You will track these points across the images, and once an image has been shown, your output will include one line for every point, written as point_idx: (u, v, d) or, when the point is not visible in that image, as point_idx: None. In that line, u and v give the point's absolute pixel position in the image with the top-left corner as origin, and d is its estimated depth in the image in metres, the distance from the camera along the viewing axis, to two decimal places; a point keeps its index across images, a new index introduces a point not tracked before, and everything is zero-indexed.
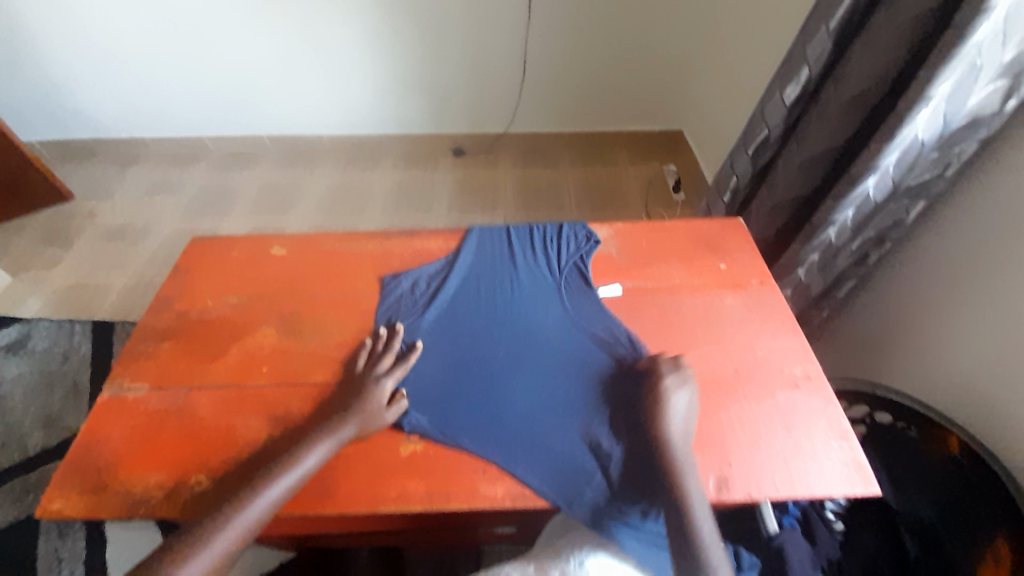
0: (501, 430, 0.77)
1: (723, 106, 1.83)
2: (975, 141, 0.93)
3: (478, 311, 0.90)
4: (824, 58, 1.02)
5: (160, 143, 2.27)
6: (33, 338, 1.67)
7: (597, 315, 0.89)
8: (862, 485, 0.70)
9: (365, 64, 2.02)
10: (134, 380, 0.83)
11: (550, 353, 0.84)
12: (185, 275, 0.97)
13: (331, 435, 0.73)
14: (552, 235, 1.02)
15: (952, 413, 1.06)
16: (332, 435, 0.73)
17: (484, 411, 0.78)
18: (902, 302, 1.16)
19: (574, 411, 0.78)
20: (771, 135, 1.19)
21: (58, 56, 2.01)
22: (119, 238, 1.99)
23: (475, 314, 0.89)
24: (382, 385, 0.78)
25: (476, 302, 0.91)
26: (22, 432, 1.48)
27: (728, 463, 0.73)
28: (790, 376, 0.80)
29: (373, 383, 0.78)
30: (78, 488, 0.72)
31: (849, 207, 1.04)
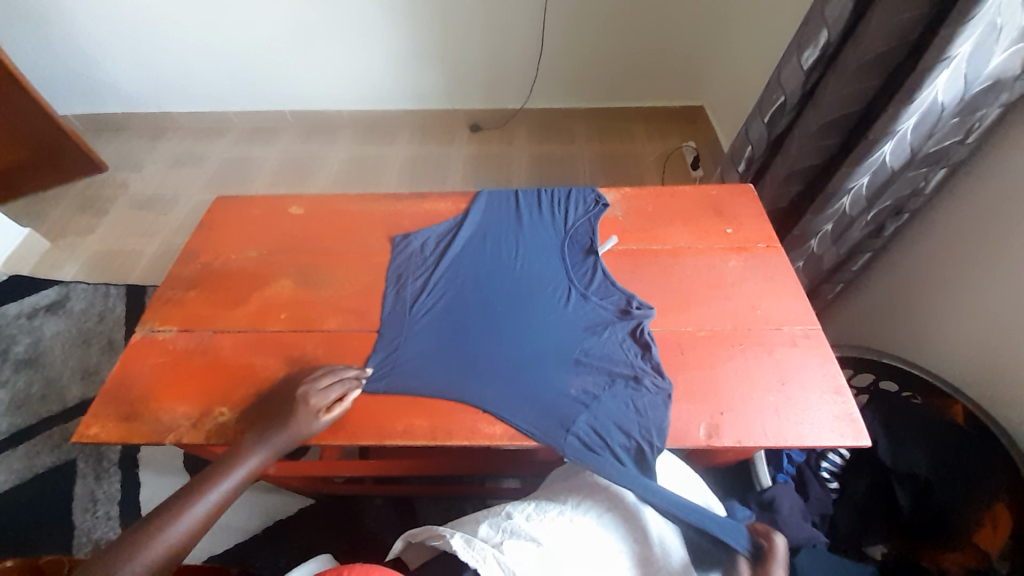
0: (494, 376, 0.80)
1: (744, 78, 1.79)
2: (998, 106, 0.89)
3: (481, 269, 0.93)
4: (843, 20, 1.00)
5: (186, 117, 2.35)
6: (71, 299, 1.77)
7: (594, 276, 0.91)
8: (853, 437, 0.72)
9: (383, 38, 2.03)
10: (162, 323, 0.89)
11: (546, 309, 0.87)
12: (210, 230, 1.02)
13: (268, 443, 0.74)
14: (559, 198, 1.03)
15: (962, 384, 1.06)
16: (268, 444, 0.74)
17: (480, 358, 0.82)
18: (917, 275, 1.14)
19: (565, 361, 0.81)
20: (788, 101, 1.17)
21: (89, 31, 2.07)
22: (149, 207, 2.08)
23: (478, 271, 0.93)
24: (325, 395, 0.76)
25: (478, 259, 0.94)
26: (62, 385, 1.59)
27: (720, 412, 0.75)
28: (790, 334, 0.82)
29: (314, 394, 0.76)
30: (114, 416, 0.79)
31: (864, 174, 1.02)
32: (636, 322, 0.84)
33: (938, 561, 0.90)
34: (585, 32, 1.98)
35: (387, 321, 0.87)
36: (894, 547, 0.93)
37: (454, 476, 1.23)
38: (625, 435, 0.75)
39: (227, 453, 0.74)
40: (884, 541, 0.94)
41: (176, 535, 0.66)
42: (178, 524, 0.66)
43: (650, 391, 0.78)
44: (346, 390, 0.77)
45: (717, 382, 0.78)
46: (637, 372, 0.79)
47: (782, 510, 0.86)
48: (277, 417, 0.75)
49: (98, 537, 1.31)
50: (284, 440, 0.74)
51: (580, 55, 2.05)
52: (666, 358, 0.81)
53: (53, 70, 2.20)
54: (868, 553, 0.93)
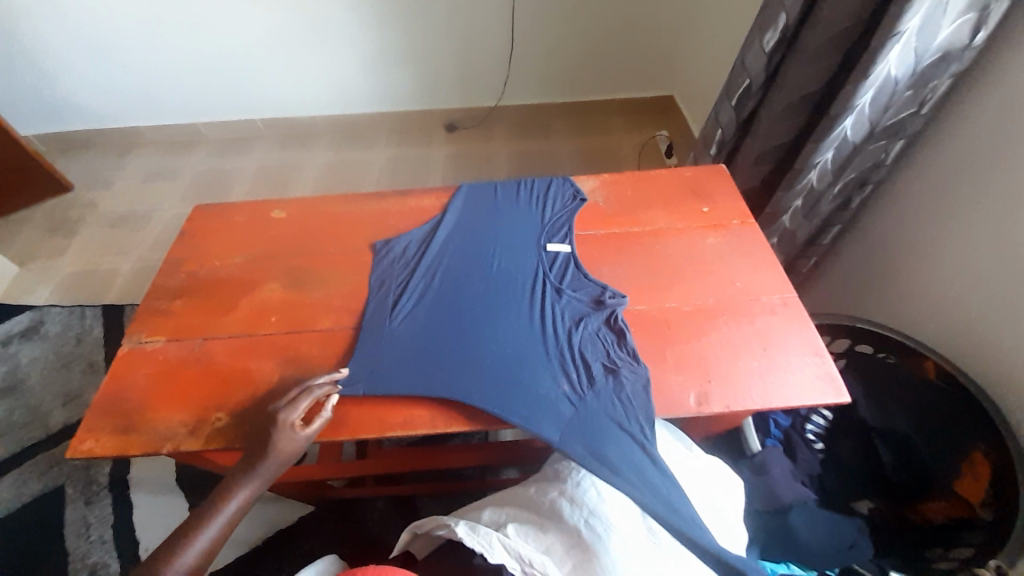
0: (477, 376, 0.79)
1: (712, 65, 1.84)
2: (948, 78, 0.95)
3: (458, 271, 0.92)
4: (800, 3, 1.04)
5: (155, 130, 2.30)
6: (46, 323, 1.73)
7: (569, 271, 0.91)
8: (833, 394, 0.76)
9: (354, 41, 2.02)
10: (151, 334, 0.88)
11: (525, 305, 0.87)
12: (192, 240, 1.01)
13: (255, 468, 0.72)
14: (535, 196, 1.04)
15: (933, 344, 1.11)
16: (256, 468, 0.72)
17: (462, 359, 0.80)
18: (884, 243, 1.19)
19: (546, 357, 0.80)
20: (754, 84, 1.21)
21: (47, 47, 2.01)
22: (122, 224, 2.03)
23: (456, 273, 0.92)
24: (296, 408, 0.74)
25: (455, 262, 0.93)
26: (43, 411, 1.55)
27: (708, 380, 0.78)
28: (769, 304, 0.85)
29: (285, 410, 0.74)
30: (109, 429, 0.78)
31: (828, 150, 1.06)
32: (610, 311, 0.85)
33: (924, 514, 0.95)
34: (555, 26, 2.01)
35: (370, 326, 0.86)
36: (880, 503, 0.99)
37: (453, 472, 1.25)
38: (612, 426, 0.74)
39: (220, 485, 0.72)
40: (868, 497, 0.99)
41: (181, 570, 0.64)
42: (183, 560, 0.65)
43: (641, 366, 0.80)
44: (317, 396, 0.75)
45: (703, 352, 0.81)
46: (615, 363, 0.80)
47: (772, 473, 0.91)
48: (259, 440, 0.74)
49: (94, 561, 1.28)
50: (269, 459, 0.72)
51: (551, 49, 2.08)
52: (653, 335, 0.84)
53: (11, 88, 2.13)
54: (856, 509, 0.98)
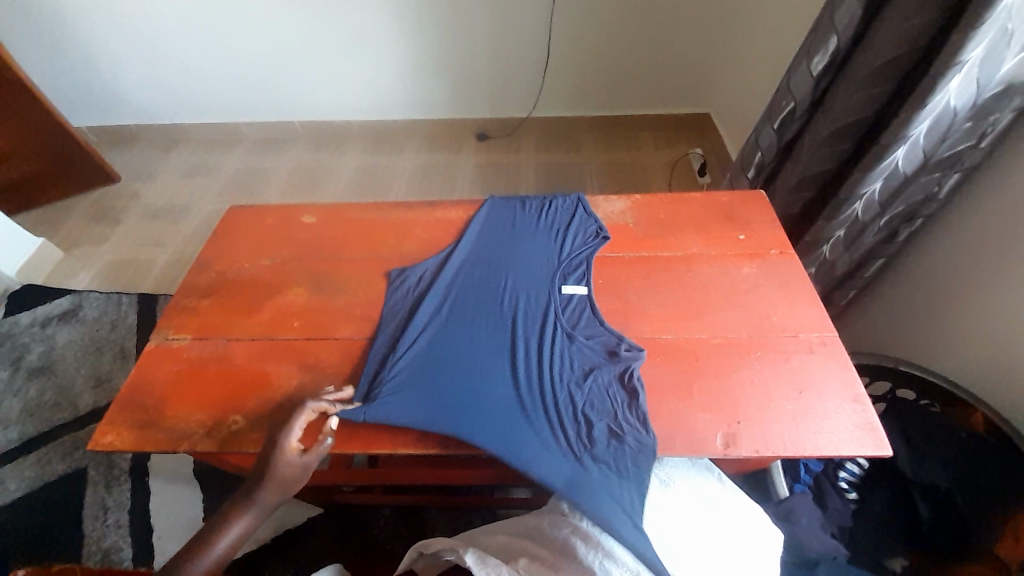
0: (473, 419, 0.74)
1: (751, 86, 1.79)
2: (1012, 111, 0.89)
3: (472, 302, 0.89)
4: (853, 26, 1.00)
5: (198, 127, 2.38)
6: (84, 308, 1.79)
7: (584, 316, 0.86)
8: (874, 446, 0.71)
9: (393, 48, 2.05)
10: (177, 331, 0.89)
11: (532, 350, 0.82)
12: (223, 239, 1.03)
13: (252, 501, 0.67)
14: (560, 226, 1.00)
15: (982, 393, 1.04)
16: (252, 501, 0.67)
17: (463, 399, 0.76)
18: (933, 282, 1.12)
19: (547, 407, 0.76)
20: (798, 108, 1.16)
21: (104, 43, 2.11)
22: (161, 217, 2.11)
23: (468, 303, 0.88)
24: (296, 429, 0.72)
25: (468, 292, 0.90)
26: (74, 393, 1.60)
27: (736, 421, 0.74)
28: (806, 342, 0.81)
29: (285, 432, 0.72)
30: (129, 424, 0.79)
31: (877, 180, 1.01)
32: (624, 366, 0.79)
33: None
34: (592, 40, 2.00)
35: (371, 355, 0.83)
36: (914, 560, 0.92)
37: (462, 487, 1.22)
38: (605, 492, 0.69)
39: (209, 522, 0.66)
40: (902, 553, 0.93)
41: None
42: None
43: (666, 399, 0.77)
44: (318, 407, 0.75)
45: (732, 390, 0.77)
46: (622, 427, 0.74)
47: (800, 521, 0.85)
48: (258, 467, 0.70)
49: (108, 546, 1.31)
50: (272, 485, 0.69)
51: (587, 63, 2.06)
52: (680, 366, 0.80)
53: (69, 83, 2.25)
54: (888, 565, 0.92)
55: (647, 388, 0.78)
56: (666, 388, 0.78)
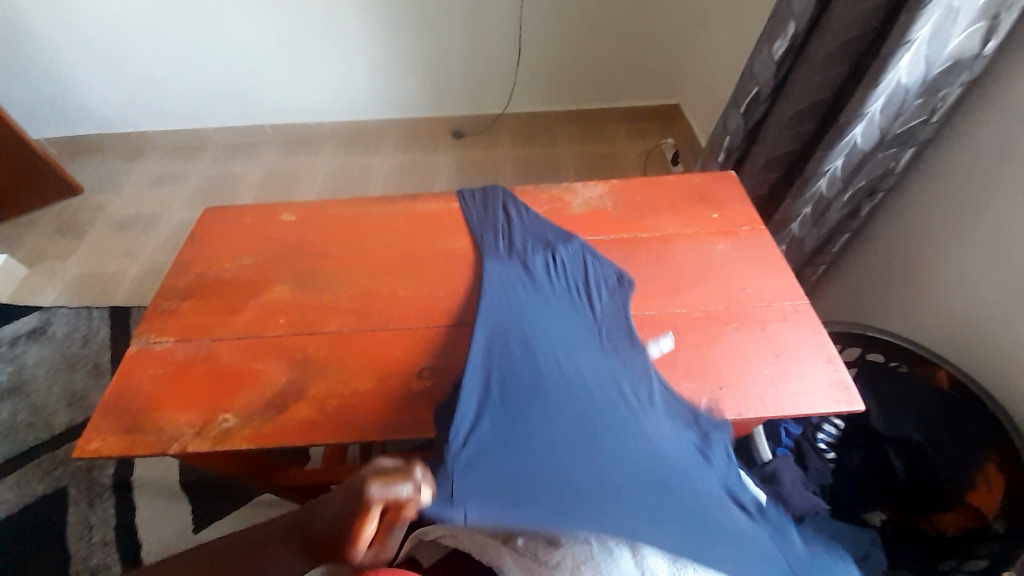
0: (603, 503, 0.52)
1: (717, 75, 1.85)
2: (959, 86, 0.94)
3: (529, 368, 0.70)
4: (810, 10, 1.04)
5: (165, 135, 2.32)
6: (54, 324, 1.74)
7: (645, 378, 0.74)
8: (847, 403, 0.75)
9: (363, 48, 2.04)
10: (159, 334, 0.88)
11: (627, 415, 0.65)
12: (201, 241, 1.02)
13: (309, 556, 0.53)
14: (577, 280, 0.88)
15: (945, 353, 1.10)
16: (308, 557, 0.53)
17: (571, 488, 0.53)
18: (894, 252, 1.19)
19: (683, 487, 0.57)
20: (762, 92, 1.21)
21: (59, 51, 2.04)
22: (131, 227, 2.05)
23: (523, 362, 0.71)
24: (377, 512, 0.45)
25: (519, 348, 0.74)
26: (49, 411, 1.55)
27: (719, 388, 0.77)
28: (780, 310, 0.85)
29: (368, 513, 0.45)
30: (115, 430, 0.78)
31: (838, 157, 1.06)
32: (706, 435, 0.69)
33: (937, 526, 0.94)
34: (561, 34, 2.03)
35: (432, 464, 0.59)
36: (892, 515, 0.99)
37: None
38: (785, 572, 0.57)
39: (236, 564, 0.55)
40: (880, 508, 1.00)
41: None
42: None
43: None
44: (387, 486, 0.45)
45: (714, 359, 0.80)
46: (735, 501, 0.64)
47: (783, 481, 0.89)
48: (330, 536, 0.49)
49: (94, 565, 1.27)
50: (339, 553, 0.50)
51: (558, 57, 2.09)
52: (662, 339, 0.83)
53: (23, 93, 2.16)
54: (867, 520, 0.99)
55: None
56: (652, 361, 0.80)
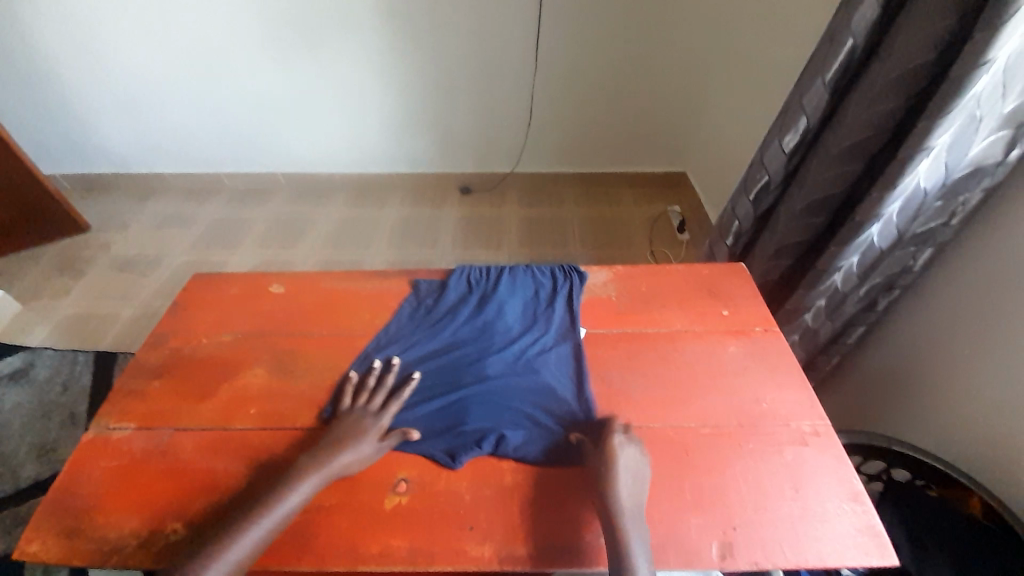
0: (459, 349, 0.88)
1: (725, 152, 1.85)
2: (980, 191, 0.90)
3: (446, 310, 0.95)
4: (822, 108, 1.02)
5: (178, 178, 2.34)
6: (36, 367, 1.67)
7: (507, 332, 0.90)
8: (878, 555, 0.65)
9: (377, 104, 2.09)
10: (120, 418, 0.81)
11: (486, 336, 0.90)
12: (184, 310, 0.97)
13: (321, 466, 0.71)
14: (521, 286, 0.99)
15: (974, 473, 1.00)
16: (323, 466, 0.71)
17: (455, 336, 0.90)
18: (911, 352, 1.11)
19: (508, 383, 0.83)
20: (773, 181, 1.17)
21: (86, 94, 2.11)
22: (131, 268, 2.02)
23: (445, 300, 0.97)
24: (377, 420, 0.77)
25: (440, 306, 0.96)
26: (14, 463, 1.45)
27: (731, 526, 0.68)
28: (799, 432, 0.77)
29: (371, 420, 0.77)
30: (55, 532, 0.70)
31: (855, 254, 1.00)
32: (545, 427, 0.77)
33: None
34: (571, 104, 2.08)
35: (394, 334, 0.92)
36: None
37: None
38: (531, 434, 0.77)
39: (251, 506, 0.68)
40: None
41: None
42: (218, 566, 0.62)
43: (654, 500, 0.71)
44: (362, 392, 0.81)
45: (726, 489, 0.71)
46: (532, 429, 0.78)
47: None
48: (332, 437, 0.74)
49: None
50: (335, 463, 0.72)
51: (566, 125, 2.13)
52: (668, 459, 0.75)
53: (45, 131, 2.21)
54: None
55: None
56: (656, 485, 0.72)
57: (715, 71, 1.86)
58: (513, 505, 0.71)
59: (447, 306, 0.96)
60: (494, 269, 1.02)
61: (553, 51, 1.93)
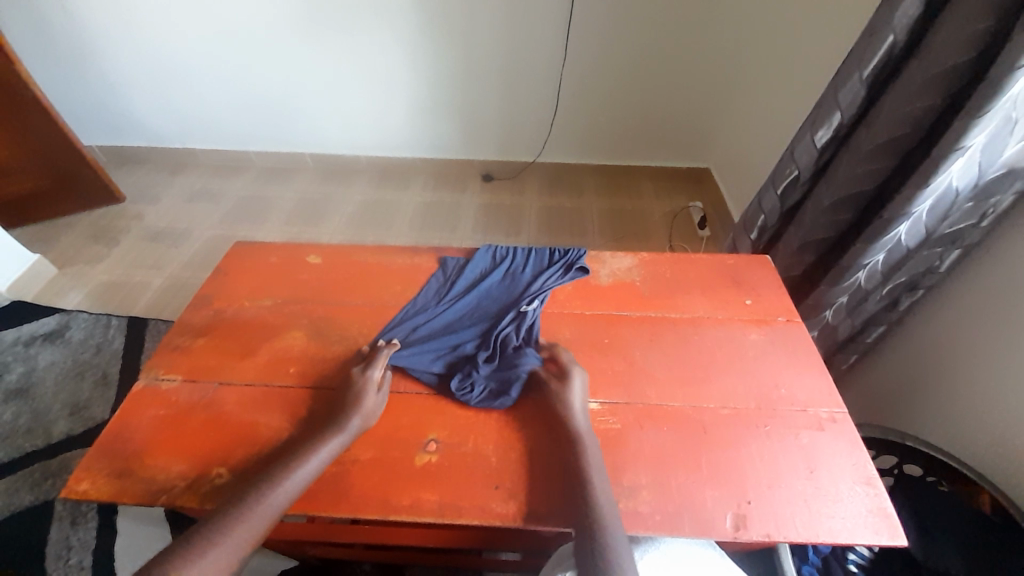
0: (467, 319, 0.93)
1: (751, 148, 1.84)
2: (1012, 193, 0.90)
3: (466, 284, 0.99)
4: (856, 103, 1.02)
5: (208, 154, 2.41)
6: (71, 329, 1.75)
7: (515, 305, 0.94)
8: (888, 535, 0.68)
9: (404, 90, 2.12)
10: (167, 371, 0.86)
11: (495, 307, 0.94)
12: (225, 275, 1.02)
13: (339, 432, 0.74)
14: (541, 266, 1.02)
15: (986, 473, 1.01)
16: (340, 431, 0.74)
17: (467, 307, 0.95)
18: (933, 353, 1.11)
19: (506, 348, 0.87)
20: (801, 176, 1.17)
21: (124, 69, 2.17)
22: (161, 239, 2.09)
23: (466, 274, 1.01)
24: (369, 375, 0.81)
25: (461, 279, 1.00)
26: (50, 419, 1.53)
27: (746, 500, 0.71)
28: (815, 417, 0.79)
29: (361, 376, 0.81)
30: (105, 473, 0.75)
31: (880, 251, 1.00)
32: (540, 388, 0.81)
33: None
34: (598, 96, 2.08)
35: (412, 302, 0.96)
36: None
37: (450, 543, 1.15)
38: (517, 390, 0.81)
39: (285, 457, 0.72)
40: None
41: (246, 535, 0.64)
42: (257, 513, 0.66)
43: (673, 474, 0.74)
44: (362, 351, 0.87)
45: (742, 467, 0.74)
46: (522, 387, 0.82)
47: None
48: (340, 406, 0.77)
49: None
50: (349, 428, 0.75)
51: (592, 116, 2.14)
52: (686, 436, 0.77)
53: (83, 103, 2.29)
54: None
55: (652, 457, 0.76)
56: (674, 460, 0.75)
57: (744, 66, 1.85)
58: (536, 469, 0.74)
59: (469, 281, 1.00)
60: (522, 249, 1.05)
61: (582, 40, 1.93)
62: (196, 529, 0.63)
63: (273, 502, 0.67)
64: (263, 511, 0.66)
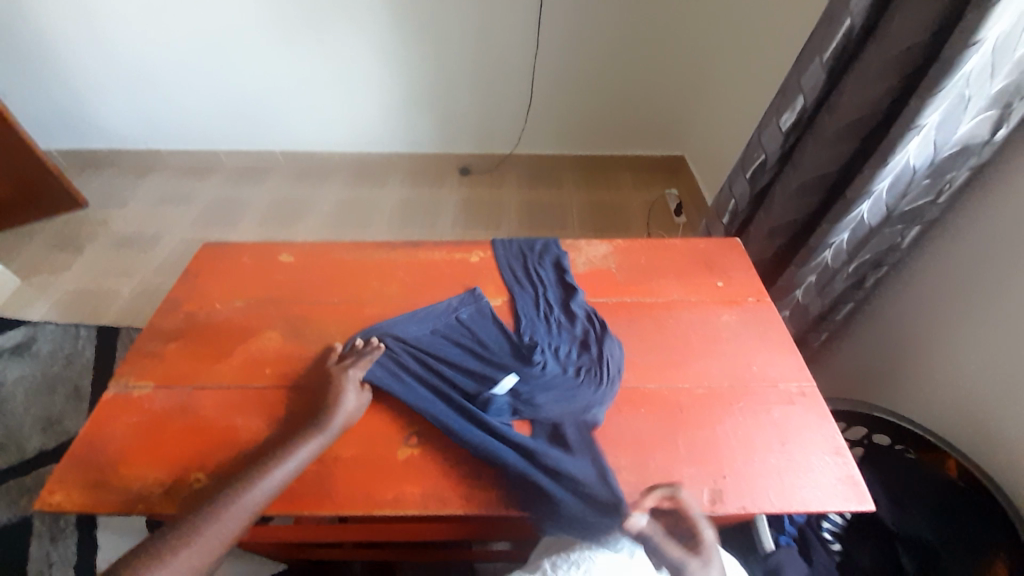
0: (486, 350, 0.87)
1: (723, 134, 1.87)
2: (966, 170, 0.94)
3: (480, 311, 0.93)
4: (819, 86, 1.05)
5: (174, 155, 2.33)
6: (38, 341, 1.69)
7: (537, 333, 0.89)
8: (857, 501, 0.71)
9: (377, 83, 2.08)
10: (139, 379, 0.84)
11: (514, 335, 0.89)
12: (196, 278, 1.00)
13: (319, 432, 0.74)
14: (552, 286, 0.98)
15: (949, 438, 1.06)
16: (321, 431, 0.74)
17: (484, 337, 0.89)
18: (899, 328, 1.16)
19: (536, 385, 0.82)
20: (769, 160, 1.20)
21: (80, 68, 2.08)
22: (130, 245, 2.03)
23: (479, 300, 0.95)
24: (349, 375, 0.80)
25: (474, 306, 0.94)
26: (22, 435, 1.48)
27: (722, 475, 0.73)
28: (786, 392, 0.82)
29: (341, 376, 0.80)
30: (79, 483, 0.73)
31: (845, 230, 1.03)
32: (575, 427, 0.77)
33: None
34: (572, 86, 2.08)
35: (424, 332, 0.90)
36: None
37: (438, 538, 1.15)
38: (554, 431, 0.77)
39: (264, 459, 0.72)
40: None
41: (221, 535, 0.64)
42: (234, 514, 0.66)
43: (651, 455, 0.75)
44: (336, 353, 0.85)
45: (718, 443, 0.76)
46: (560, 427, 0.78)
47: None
48: (320, 407, 0.77)
49: None
50: (329, 428, 0.75)
51: (567, 106, 2.14)
52: (664, 418, 0.79)
53: (38, 104, 2.18)
54: None
55: (632, 439, 0.77)
56: (652, 441, 0.77)
57: (713, 52, 1.87)
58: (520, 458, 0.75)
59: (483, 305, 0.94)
60: (532, 270, 1.00)
61: (554, 30, 1.92)
62: (168, 529, 0.64)
63: (249, 503, 0.67)
64: (240, 512, 0.66)
